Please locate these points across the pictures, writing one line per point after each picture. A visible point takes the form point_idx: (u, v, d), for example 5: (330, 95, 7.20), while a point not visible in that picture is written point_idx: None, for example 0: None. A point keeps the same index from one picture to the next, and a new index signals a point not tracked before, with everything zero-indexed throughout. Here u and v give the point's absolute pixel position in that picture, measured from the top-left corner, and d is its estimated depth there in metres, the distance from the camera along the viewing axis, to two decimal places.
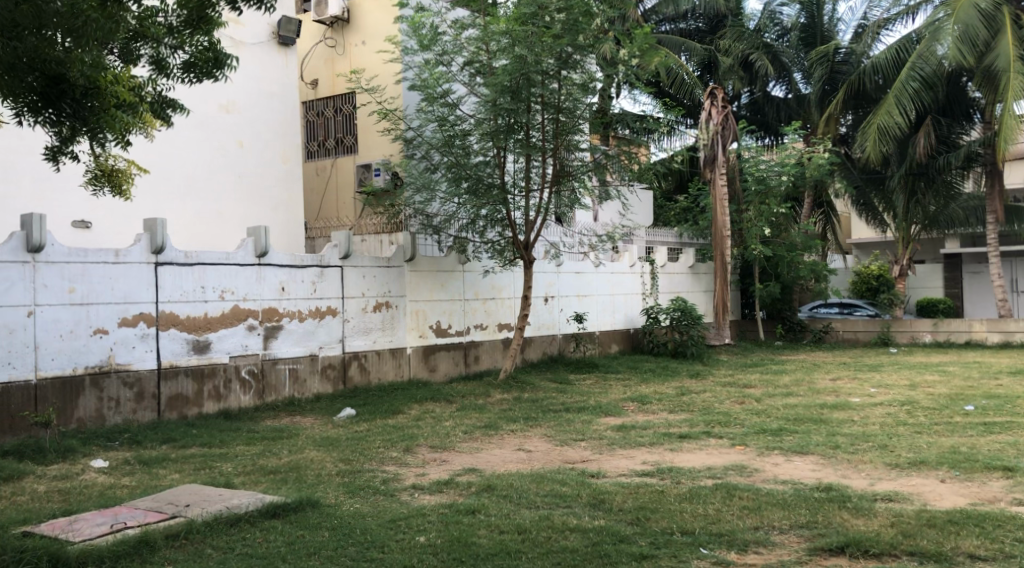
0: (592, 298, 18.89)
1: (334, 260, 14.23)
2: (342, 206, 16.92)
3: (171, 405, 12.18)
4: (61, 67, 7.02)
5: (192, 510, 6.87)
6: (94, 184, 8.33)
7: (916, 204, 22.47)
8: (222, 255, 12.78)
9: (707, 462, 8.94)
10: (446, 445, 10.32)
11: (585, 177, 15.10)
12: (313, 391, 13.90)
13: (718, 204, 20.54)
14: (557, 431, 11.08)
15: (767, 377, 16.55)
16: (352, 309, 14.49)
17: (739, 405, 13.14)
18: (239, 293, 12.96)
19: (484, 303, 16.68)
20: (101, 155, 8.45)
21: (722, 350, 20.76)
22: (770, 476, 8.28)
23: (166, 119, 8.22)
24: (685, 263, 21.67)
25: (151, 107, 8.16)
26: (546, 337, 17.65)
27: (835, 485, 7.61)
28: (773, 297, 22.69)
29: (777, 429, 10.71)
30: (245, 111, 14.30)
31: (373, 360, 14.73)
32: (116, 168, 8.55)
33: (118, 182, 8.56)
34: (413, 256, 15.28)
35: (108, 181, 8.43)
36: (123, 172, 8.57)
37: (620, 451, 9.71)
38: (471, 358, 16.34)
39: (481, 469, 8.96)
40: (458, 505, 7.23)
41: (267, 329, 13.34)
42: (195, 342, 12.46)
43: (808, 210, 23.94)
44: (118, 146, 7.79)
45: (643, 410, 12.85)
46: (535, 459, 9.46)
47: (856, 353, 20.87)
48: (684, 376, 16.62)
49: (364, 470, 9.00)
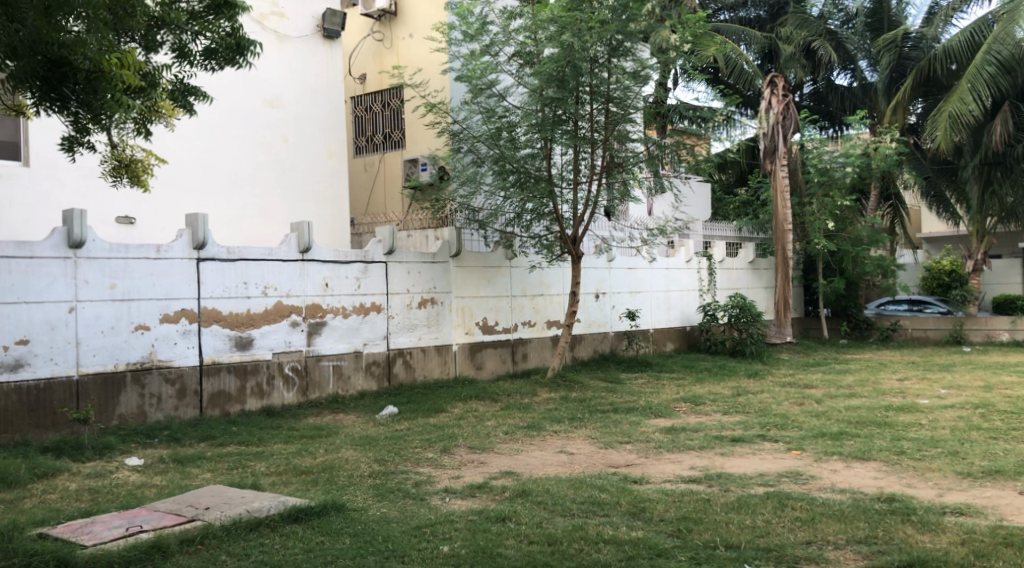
0: (645, 294, 18.34)
1: (378, 255, 13.93)
2: (390, 200, 16.59)
3: (213, 402, 11.95)
4: (64, 50, 6.74)
5: (211, 512, 6.42)
6: (112, 174, 8.17)
7: (992, 195, 21.42)
8: (265, 251, 12.52)
9: (759, 468, 8.39)
10: (486, 446, 9.91)
11: (636, 169, 14.49)
12: (357, 388, 13.62)
13: (779, 196, 19.83)
14: (602, 433, 10.63)
15: (829, 377, 15.87)
16: (396, 305, 14.17)
17: (799, 406, 12.55)
18: (281, 289, 12.70)
19: (533, 300, 16.26)
20: (118, 145, 8.31)
21: (784, 348, 20.05)
22: (827, 484, 7.72)
23: (187, 107, 8.00)
24: (744, 258, 21.07)
25: (171, 94, 7.92)
26: (597, 335, 17.18)
27: (897, 496, 7.05)
28: (838, 293, 21.93)
29: (838, 432, 10.12)
30: (290, 105, 14.03)
31: (418, 356, 14.41)
32: (135, 158, 8.38)
33: (137, 173, 8.39)
34: (459, 252, 14.91)
35: (125, 171, 8.25)
36: (141, 162, 8.40)
37: (666, 455, 9.21)
38: (519, 355, 15.95)
39: (519, 473, 8.53)
40: (489, 512, 6.79)
41: (310, 326, 13.07)
42: (237, 338, 12.22)
43: (874, 204, 23.09)
44: (135, 134, 7.65)
45: (696, 411, 12.32)
46: (577, 462, 9.01)
47: (926, 351, 20.05)
48: (742, 376, 16.02)
49: (397, 473, 8.59)
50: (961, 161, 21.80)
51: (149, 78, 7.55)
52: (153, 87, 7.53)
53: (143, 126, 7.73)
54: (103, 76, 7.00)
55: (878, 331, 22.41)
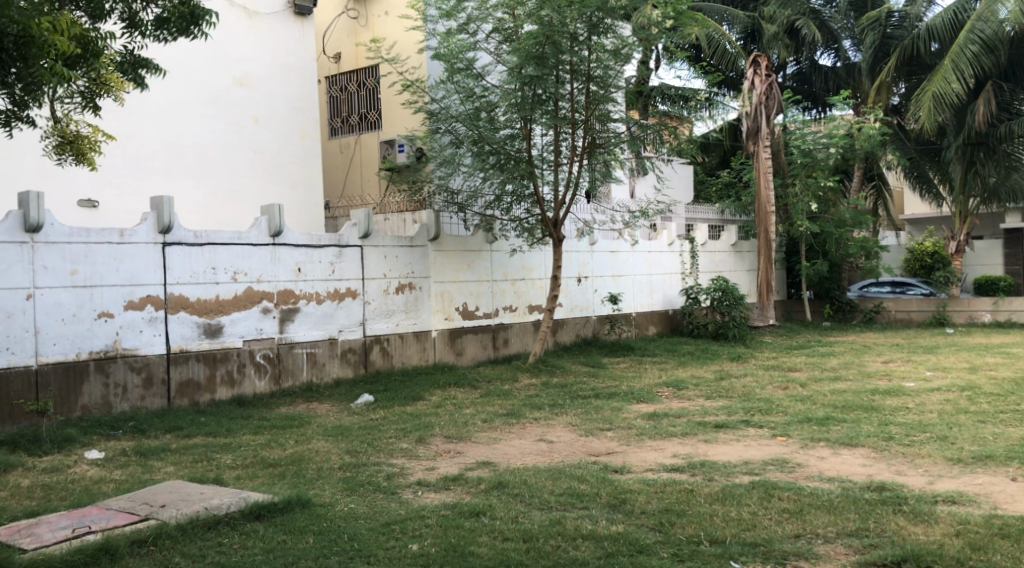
0: (628, 278, 18.05)
1: (353, 239, 13.55)
2: (366, 182, 16.19)
3: (181, 391, 11.56)
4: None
5: (167, 510, 6.06)
6: (53, 149, 7.83)
7: (975, 175, 21.18)
8: (234, 235, 12.12)
9: (744, 456, 8.10)
10: (463, 435, 9.58)
11: (618, 149, 14.08)
12: (333, 375, 13.26)
13: (762, 177, 19.55)
14: (583, 420, 10.33)
15: (814, 360, 15.63)
16: (373, 291, 13.81)
17: (783, 390, 12.30)
18: (252, 275, 12.31)
19: (513, 284, 15.92)
20: (61, 120, 7.91)
21: (767, 331, 19.83)
22: (815, 473, 7.44)
23: (138, 80, 7.65)
24: (727, 241, 20.81)
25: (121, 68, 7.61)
26: (580, 319, 16.88)
27: (888, 484, 6.78)
28: (821, 276, 21.73)
29: (824, 417, 9.85)
30: (261, 84, 13.59)
31: (396, 343, 14.07)
32: (78, 135, 7.95)
33: (82, 149, 7.96)
34: (438, 236, 14.54)
35: (69, 146, 7.88)
36: (87, 138, 7.99)
37: (648, 443, 8.91)
38: (499, 341, 15.61)
39: (497, 463, 8.21)
40: (463, 506, 6.47)
41: (283, 312, 12.70)
42: (206, 325, 11.83)
43: (857, 184, 22.88)
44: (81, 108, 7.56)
45: (679, 396, 12.04)
46: (556, 451, 8.70)
47: (910, 334, 19.88)
48: (725, 360, 15.76)
49: (369, 464, 8.26)
50: (945, 141, 21.52)
51: (89, 47, 7.08)
52: (95, 56, 7.08)
53: (89, 101, 7.58)
54: (31, 40, 6.46)
55: (861, 314, 22.22)
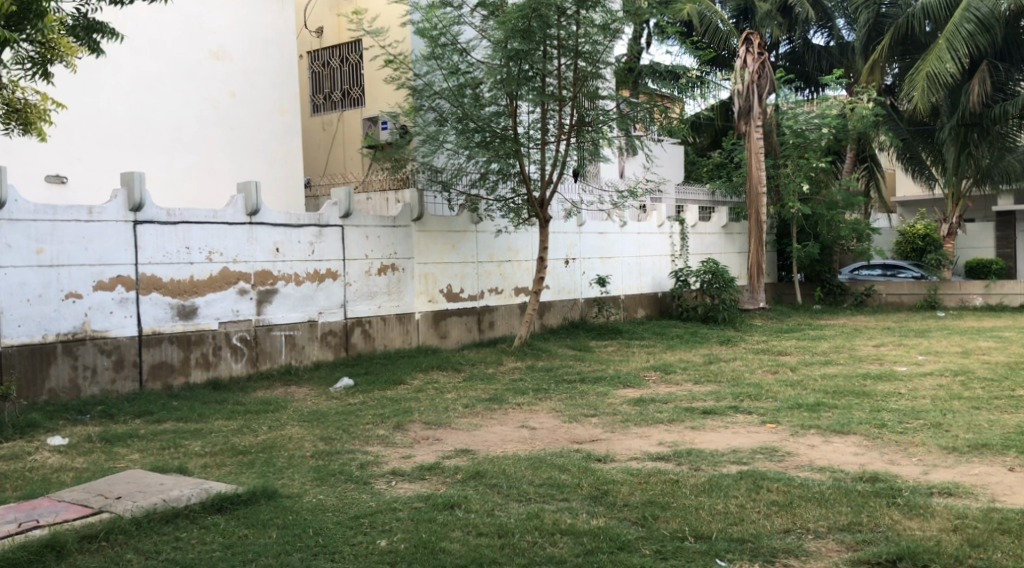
0: (616, 260, 17.73)
1: (334, 219, 13.19)
2: (349, 160, 15.80)
3: (154, 374, 11.23)
4: None
5: (122, 502, 5.77)
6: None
7: (968, 157, 20.92)
8: (209, 213, 11.76)
9: (732, 444, 7.80)
10: (443, 421, 9.27)
11: (607, 127, 13.71)
12: (313, 358, 12.94)
13: (753, 158, 19.24)
14: (567, 405, 10.03)
15: (804, 344, 15.36)
16: (354, 272, 13.47)
17: (772, 374, 12.03)
18: (228, 254, 11.96)
19: (499, 266, 15.59)
20: (7, 87, 7.52)
21: (757, 314, 19.56)
22: (806, 462, 7.14)
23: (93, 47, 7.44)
24: (717, 223, 20.51)
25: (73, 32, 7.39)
26: (567, 302, 16.58)
27: (882, 474, 6.50)
28: (812, 258, 21.46)
29: (814, 403, 9.56)
30: (237, 58, 13.19)
31: (378, 325, 13.75)
32: (26, 103, 7.56)
33: (31, 119, 7.57)
34: (421, 216, 14.18)
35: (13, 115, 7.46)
36: (35, 107, 7.57)
37: (634, 430, 8.61)
38: (485, 323, 15.30)
39: (475, 451, 7.90)
40: (437, 497, 6.18)
41: (261, 293, 12.35)
42: (180, 307, 11.49)
43: (849, 165, 22.58)
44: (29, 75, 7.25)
45: (666, 380, 11.75)
46: (538, 438, 8.39)
47: (901, 317, 19.64)
48: (714, 343, 15.48)
49: (342, 452, 7.95)
50: (938, 121, 21.23)
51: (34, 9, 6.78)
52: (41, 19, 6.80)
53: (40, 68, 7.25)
54: None
55: (852, 297, 21.97)
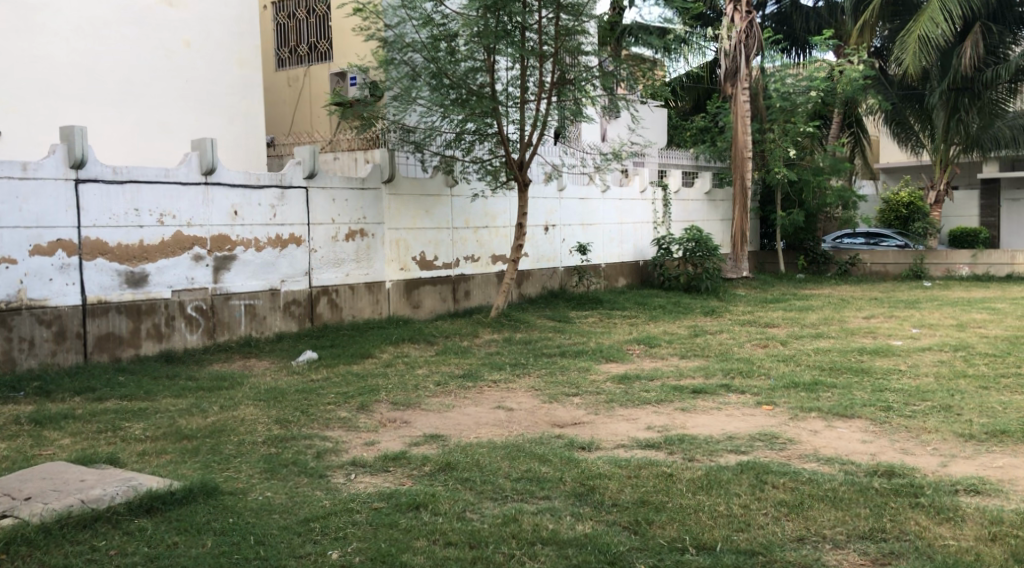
0: (597, 227, 16.98)
1: (297, 180, 12.34)
2: (316, 118, 14.91)
3: (100, 346, 10.44)
4: None
5: (31, 505, 5.07)
6: None
7: (958, 123, 20.04)
8: (160, 172, 10.90)
9: (726, 430, 7.12)
10: (412, 401, 8.54)
11: (589, 85, 12.88)
12: (275, 329, 12.16)
13: (740, 121, 18.54)
14: (546, 382, 9.33)
15: (791, 316, 14.70)
16: (320, 237, 12.66)
17: (762, 349, 11.36)
18: (181, 217, 11.12)
19: (475, 232, 14.80)
20: None
21: (740, 284, 18.92)
22: (810, 452, 6.46)
23: None
24: (700, 189, 19.81)
25: None
26: (546, 270, 15.85)
27: (899, 468, 5.82)
28: (796, 226, 20.83)
29: (812, 382, 8.89)
30: (192, 5, 12.23)
31: (346, 294, 12.97)
32: None
33: None
34: (392, 178, 13.33)
35: None
36: None
37: (619, 412, 7.91)
38: (460, 293, 14.55)
39: (446, 436, 7.18)
40: (402, 495, 5.48)
41: (218, 260, 11.53)
42: (129, 274, 10.67)
43: (837, 130, 21.92)
44: None
45: (651, 355, 11.07)
46: (516, 421, 7.69)
47: (887, 286, 19.07)
48: (699, 314, 14.81)
49: (298, 438, 7.23)
50: (928, 86, 20.53)
51: None
52: None
53: None
54: None
55: (836, 266, 21.36)
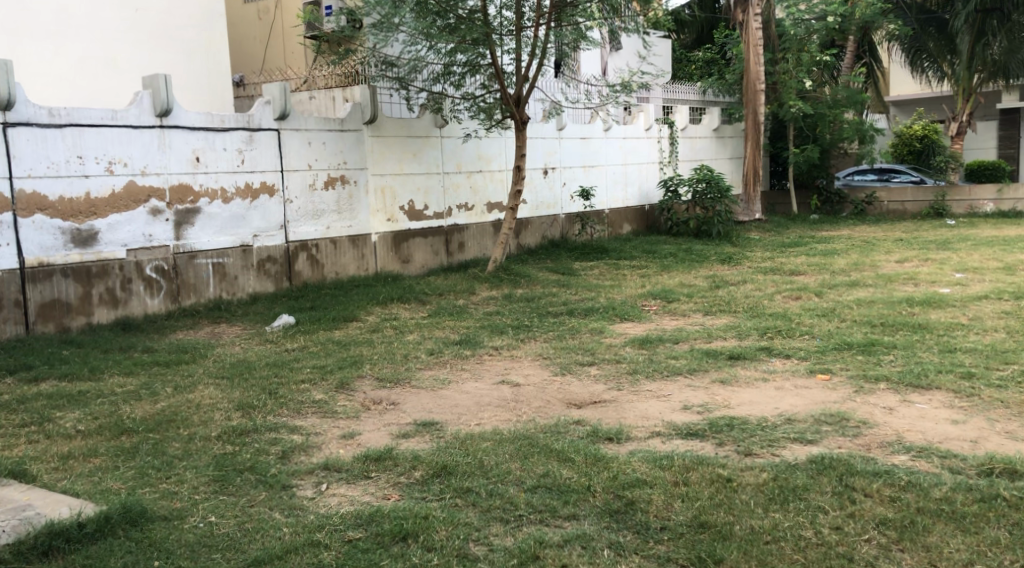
0: (599, 169, 15.59)
1: (267, 121, 10.93)
2: (291, 54, 13.43)
3: (44, 315, 9.13)
4: None
5: None
6: None
7: (983, 48, 18.80)
8: (106, 114, 9.49)
9: (781, 410, 5.86)
10: (400, 377, 7.25)
11: (592, 7, 11.42)
12: (248, 291, 10.83)
13: (752, 50, 17.09)
14: (555, 349, 8.04)
15: (817, 261, 13.33)
16: (295, 186, 11.28)
17: (796, 301, 10.04)
18: (134, 166, 9.73)
19: (469, 177, 13.41)
20: None
21: (752, 227, 17.53)
22: (893, 439, 5.15)
23: None
24: (708, 125, 18.35)
25: None
26: (546, 218, 14.50)
27: (1021, 465, 4.60)
28: (811, 163, 19.39)
29: (866, 341, 7.56)
30: None
31: (327, 250, 11.63)
32: None
33: None
34: (375, 118, 11.91)
35: None
36: None
37: (647, 388, 6.61)
38: (453, 245, 13.21)
39: (442, 427, 5.89)
40: (385, 518, 4.31)
41: (179, 214, 10.16)
42: (74, 232, 9.32)
43: (851, 61, 20.42)
44: None
45: (670, 312, 9.75)
46: (524, 403, 6.43)
47: (909, 226, 17.72)
48: (715, 262, 13.48)
49: (260, 431, 5.95)
50: (952, 8, 18.96)
51: None
52: None
53: None
54: None
55: (851, 206, 20.02)
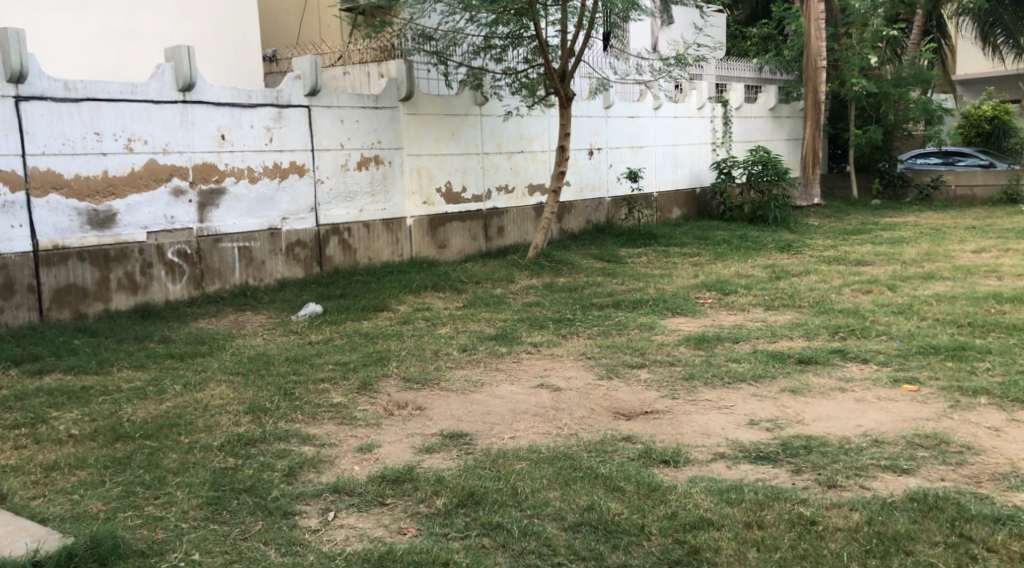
0: (648, 150, 14.75)
1: (296, 96, 10.24)
2: (327, 28, 12.73)
3: (59, 300, 8.55)
4: None
5: None
6: None
7: None
8: (125, 88, 8.86)
9: (865, 428, 5.05)
10: (429, 377, 6.54)
11: None
12: (276, 277, 10.19)
13: (813, 25, 16.08)
14: (601, 347, 7.27)
15: (884, 250, 12.38)
16: (326, 166, 10.60)
17: (867, 295, 9.16)
18: (154, 143, 9.10)
19: (510, 158, 12.65)
20: None
21: (811, 212, 16.56)
22: (1008, 472, 4.37)
23: None
24: (764, 104, 17.36)
25: None
26: (591, 202, 13.70)
27: None
28: (873, 146, 18.33)
29: (954, 344, 6.70)
30: None
31: (360, 234, 10.95)
32: None
33: None
34: (411, 94, 11.18)
35: None
36: None
37: (706, 398, 5.82)
38: (493, 230, 12.49)
39: (471, 441, 5.16)
40: (398, 564, 3.79)
41: (203, 195, 9.53)
42: (91, 213, 8.72)
43: (917, 36, 19.29)
44: None
45: (727, 306, 8.94)
46: (565, 412, 5.68)
47: (980, 213, 16.63)
48: (773, 251, 12.61)
49: (269, 441, 5.26)
50: None
51: None
52: None
53: None
54: None
55: (915, 190, 18.86)
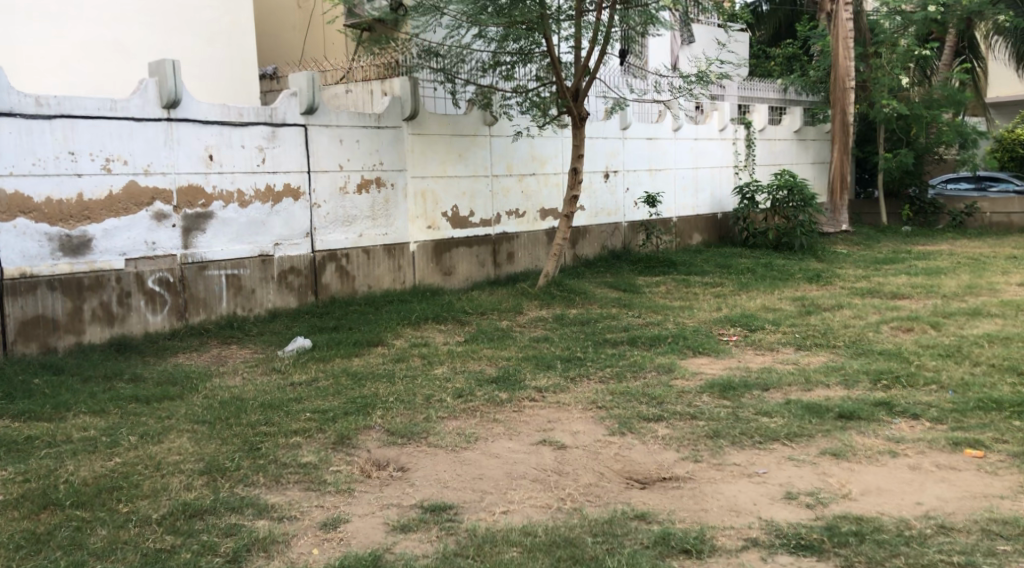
0: (668, 173, 13.96)
1: (291, 114, 9.51)
2: (331, 44, 12.03)
3: (25, 334, 7.81)
4: None
5: None
6: None
7: None
8: (104, 104, 8.15)
9: (928, 510, 4.22)
10: (418, 428, 5.74)
11: None
12: (267, 306, 9.43)
13: (841, 44, 15.26)
14: (613, 394, 6.45)
15: (921, 282, 11.52)
16: (323, 188, 9.85)
17: (909, 334, 8.31)
18: (135, 163, 8.38)
19: (522, 180, 11.88)
20: None
21: (838, 239, 15.70)
22: None
23: None
24: (789, 127, 16.52)
25: None
26: (607, 227, 12.91)
27: None
28: (903, 170, 17.46)
29: (1016, 397, 5.84)
30: None
31: (358, 260, 10.18)
32: None
33: None
34: (416, 113, 10.43)
35: None
36: None
37: (734, 462, 5.00)
38: (502, 255, 11.70)
39: (456, 517, 4.40)
40: None
41: (188, 219, 8.79)
42: (63, 238, 8.00)
43: (950, 56, 18.53)
44: None
45: (753, 344, 8.11)
46: (570, 478, 4.87)
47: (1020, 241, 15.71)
48: (801, 281, 11.75)
49: (220, 513, 4.48)
50: None
51: None
52: None
53: None
54: None
55: (948, 217, 17.90)
